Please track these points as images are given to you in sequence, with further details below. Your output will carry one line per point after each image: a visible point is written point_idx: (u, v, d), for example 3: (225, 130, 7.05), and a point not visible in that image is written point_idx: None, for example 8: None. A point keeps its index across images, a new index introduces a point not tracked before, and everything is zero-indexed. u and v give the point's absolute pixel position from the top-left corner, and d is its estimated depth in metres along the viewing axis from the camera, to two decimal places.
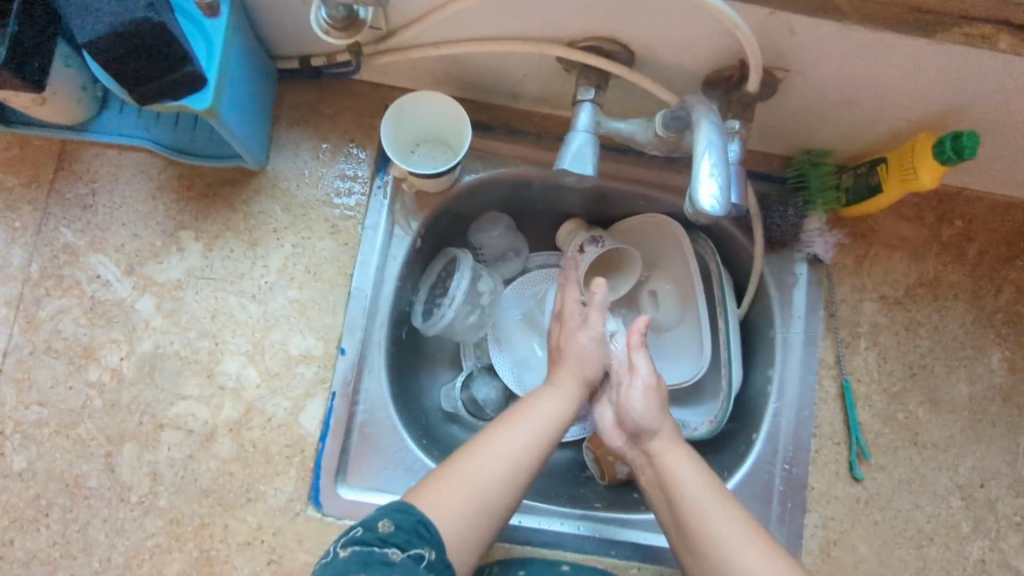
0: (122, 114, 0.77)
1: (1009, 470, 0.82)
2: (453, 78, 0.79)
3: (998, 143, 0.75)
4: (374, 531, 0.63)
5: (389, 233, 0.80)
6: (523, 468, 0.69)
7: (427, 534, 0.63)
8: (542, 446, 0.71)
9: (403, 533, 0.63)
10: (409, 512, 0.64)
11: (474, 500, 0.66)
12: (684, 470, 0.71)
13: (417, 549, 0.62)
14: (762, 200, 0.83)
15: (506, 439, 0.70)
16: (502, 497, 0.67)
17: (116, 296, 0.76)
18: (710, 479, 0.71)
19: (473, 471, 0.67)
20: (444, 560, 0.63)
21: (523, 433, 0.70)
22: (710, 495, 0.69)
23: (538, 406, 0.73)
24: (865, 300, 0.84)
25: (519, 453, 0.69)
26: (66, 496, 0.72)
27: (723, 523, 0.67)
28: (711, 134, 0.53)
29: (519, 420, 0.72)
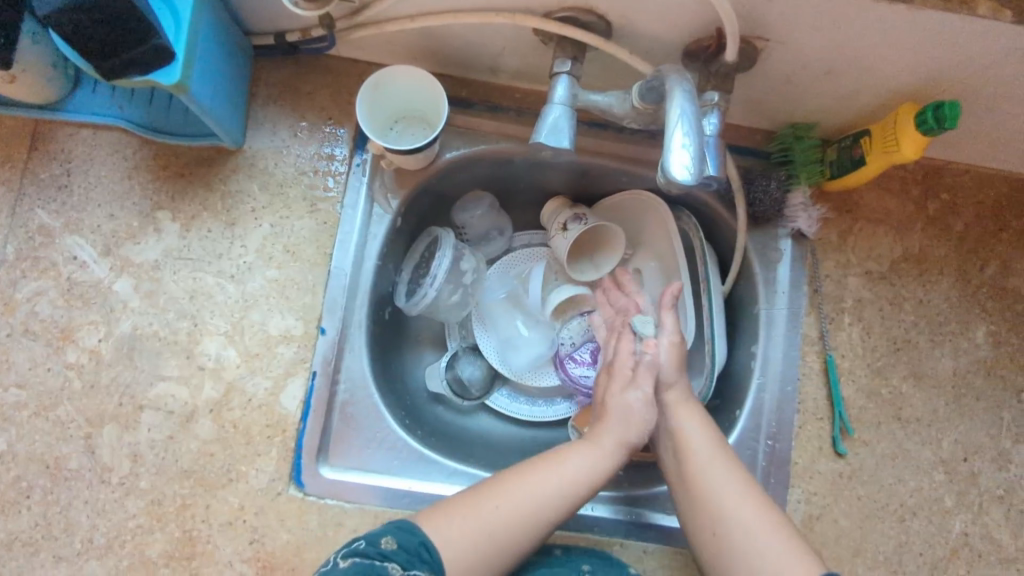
0: (95, 93, 0.77)
1: (992, 444, 0.82)
2: (431, 53, 0.78)
3: (980, 112, 0.75)
4: (377, 546, 0.64)
5: (368, 212, 0.80)
6: (545, 513, 0.68)
7: (429, 557, 0.64)
8: (573, 496, 0.69)
9: (405, 553, 0.64)
10: (414, 532, 0.65)
11: (487, 540, 0.66)
12: (693, 425, 0.72)
13: (417, 572, 0.63)
14: (745, 174, 0.82)
15: (532, 484, 0.68)
16: (518, 538, 0.67)
17: (93, 277, 0.75)
18: (717, 437, 0.72)
19: (491, 513, 0.67)
20: None
21: (551, 477, 0.69)
22: (714, 452, 0.70)
23: (569, 458, 0.70)
24: (850, 275, 0.83)
25: (544, 497, 0.68)
26: (46, 478, 0.72)
27: (725, 478, 0.68)
28: (684, 103, 0.52)
29: (547, 467, 0.69)
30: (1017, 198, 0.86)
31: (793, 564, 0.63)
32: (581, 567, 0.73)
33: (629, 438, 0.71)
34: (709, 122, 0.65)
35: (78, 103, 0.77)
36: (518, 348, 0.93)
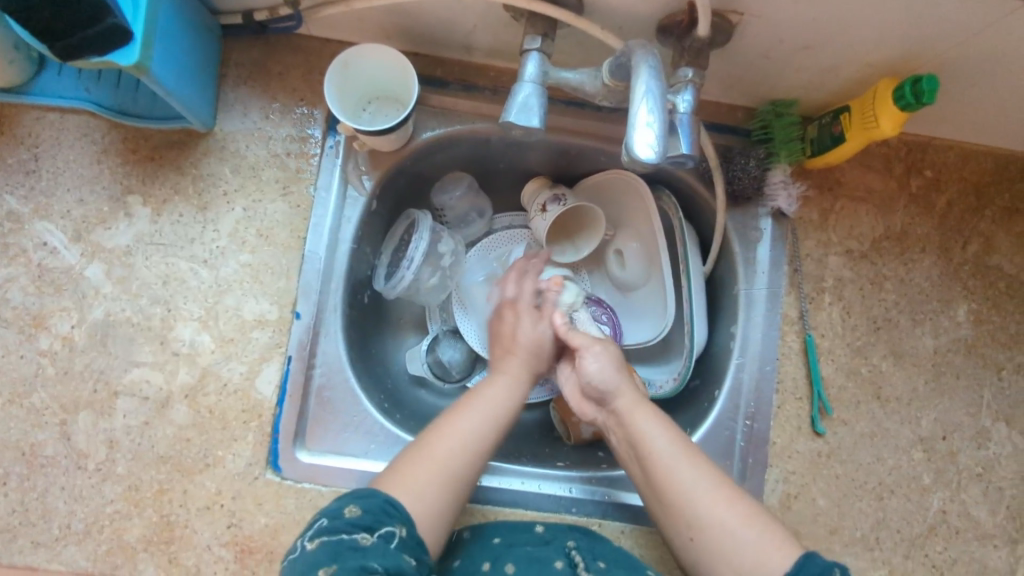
0: (61, 75, 0.75)
1: (971, 422, 0.82)
2: (403, 31, 0.77)
3: (961, 86, 0.74)
4: (342, 517, 0.61)
5: (343, 195, 0.79)
6: (486, 445, 0.69)
7: (398, 512, 0.61)
8: (502, 422, 0.71)
9: (373, 514, 0.61)
10: (376, 494, 0.62)
11: (446, 478, 0.65)
12: (651, 426, 0.70)
13: (388, 528, 0.60)
14: (724, 153, 0.81)
15: (466, 421, 0.69)
16: (471, 473, 0.67)
17: (64, 263, 0.75)
18: (677, 433, 0.70)
19: (442, 451, 0.66)
20: (415, 535, 0.61)
21: (483, 412, 0.70)
22: (677, 454, 0.68)
23: (487, 393, 0.72)
24: (830, 255, 0.83)
25: (480, 427, 0.69)
26: (22, 465, 0.72)
27: (691, 476, 0.66)
28: (649, 81, 0.51)
29: (474, 403, 0.71)
30: (1000, 174, 0.85)
31: (772, 555, 0.61)
32: (567, 544, 0.72)
33: (535, 363, 0.76)
34: (683, 99, 0.64)
35: (44, 85, 0.75)
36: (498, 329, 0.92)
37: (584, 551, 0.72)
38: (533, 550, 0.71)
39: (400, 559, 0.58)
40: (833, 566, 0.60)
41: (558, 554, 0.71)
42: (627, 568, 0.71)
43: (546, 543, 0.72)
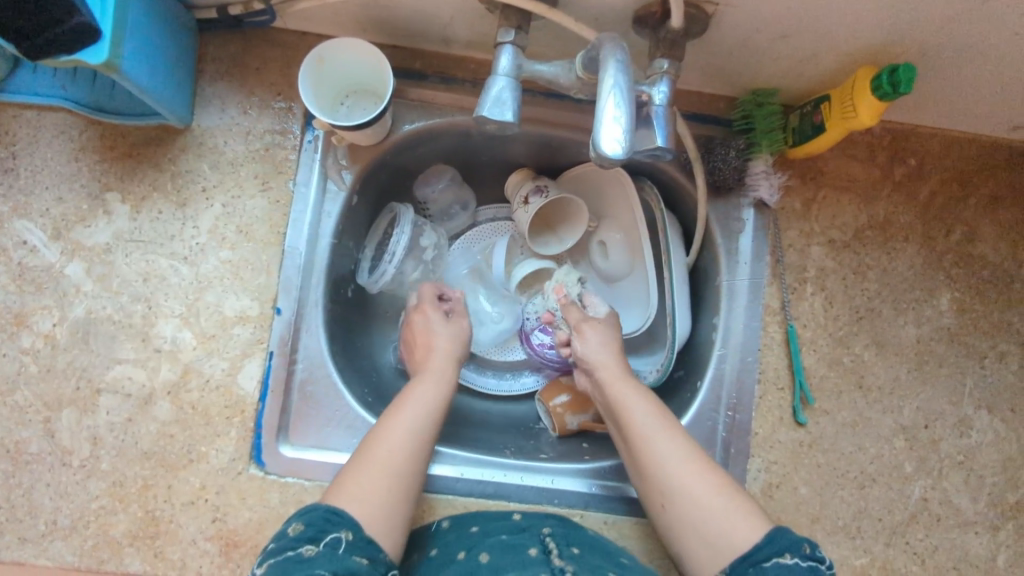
0: (36, 72, 0.75)
1: (953, 410, 0.82)
2: (380, 24, 0.76)
3: (942, 74, 0.73)
4: (287, 537, 0.60)
5: (322, 189, 0.79)
6: (423, 443, 0.70)
7: (339, 519, 0.61)
8: (436, 421, 0.72)
9: (316, 526, 0.61)
10: (316, 508, 0.62)
11: (392, 478, 0.66)
12: (634, 397, 0.72)
13: (334, 535, 0.60)
14: (705, 143, 0.81)
15: (400, 422, 0.70)
16: (417, 475, 0.68)
17: (44, 262, 0.75)
18: (657, 405, 0.72)
19: (382, 454, 0.67)
20: (363, 536, 0.61)
21: (416, 412, 0.71)
22: (656, 423, 0.70)
23: (415, 394, 0.73)
24: (813, 245, 0.82)
25: (416, 426, 0.70)
26: (8, 462, 0.72)
27: (666, 446, 0.68)
28: (617, 74, 0.53)
29: (408, 405, 0.72)
30: (983, 161, 0.85)
31: (740, 526, 0.62)
32: (543, 531, 0.70)
33: (452, 362, 0.79)
34: (658, 91, 0.64)
35: (19, 83, 0.75)
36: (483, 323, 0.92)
37: (558, 537, 0.69)
38: (507, 536, 0.69)
39: (349, 561, 0.58)
40: (803, 541, 0.60)
41: (532, 539, 0.68)
42: (602, 555, 0.68)
43: (522, 530, 0.71)
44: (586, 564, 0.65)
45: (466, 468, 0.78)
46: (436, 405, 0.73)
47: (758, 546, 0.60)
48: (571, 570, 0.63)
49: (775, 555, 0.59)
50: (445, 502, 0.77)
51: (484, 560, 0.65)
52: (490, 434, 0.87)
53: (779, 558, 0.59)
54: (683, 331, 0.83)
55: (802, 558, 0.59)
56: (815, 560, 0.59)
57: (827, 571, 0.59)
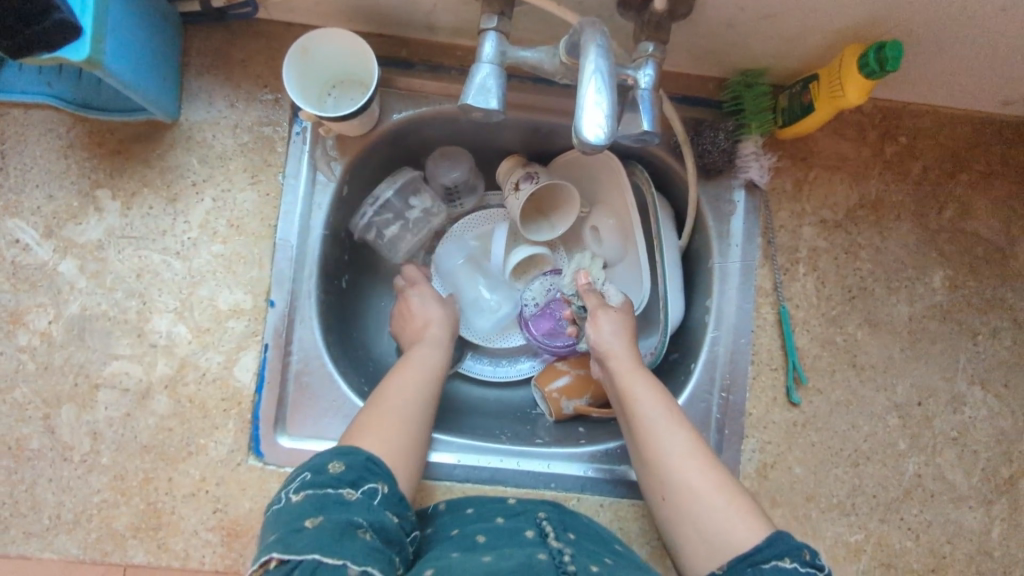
0: (20, 71, 0.74)
1: (947, 386, 0.83)
2: (363, 13, 0.76)
3: (930, 50, 0.72)
4: (326, 472, 0.61)
5: (312, 181, 0.79)
6: (429, 395, 0.74)
7: (377, 470, 0.63)
8: (437, 380, 0.76)
9: (356, 471, 0.62)
10: (356, 452, 0.64)
11: (404, 424, 0.70)
12: (645, 390, 0.71)
13: (371, 485, 0.62)
14: (694, 125, 0.81)
15: (408, 376, 0.74)
16: (424, 418, 0.72)
17: (38, 260, 0.75)
18: (667, 400, 0.71)
19: (395, 401, 0.71)
20: (397, 492, 0.63)
21: (418, 369, 0.76)
22: (662, 415, 0.69)
23: (415, 358, 0.77)
24: (804, 225, 0.82)
25: (423, 380, 0.74)
26: (9, 458, 0.73)
27: (674, 442, 0.67)
28: (597, 61, 0.53)
29: (412, 364, 0.76)
30: (976, 138, 0.84)
31: (742, 530, 0.62)
32: (538, 514, 0.70)
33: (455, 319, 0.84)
34: (644, 75, 0.63)
35: (6, 81, 0.75)
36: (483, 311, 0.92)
37: (555, 521, 0.69)
38: (502, 520, 0.69)
39: (383, 514, 0.60)
40: (804, 548, 0.60)
41: (528, 522, 0.69)
42: (598, 542, 0.68)
43: (517, 513, 0.71)
44: (583, 549, 0.65)
45: (463, 454, 0.79)
46: (435, 367, 0.77)
47: (757, 549, 0.60)
48: (569, 553, 0.62)
49: (774, 558, 0.59)
50: (442, 487, 0.78)
51: (481, 540, 0.65)
52: (487, 420, 0.88)
53: (779, 561, 0.59)
54: (676, 314, 0.83)
55: (802, 564, 0.59)
56: (815, 567, 0.59)
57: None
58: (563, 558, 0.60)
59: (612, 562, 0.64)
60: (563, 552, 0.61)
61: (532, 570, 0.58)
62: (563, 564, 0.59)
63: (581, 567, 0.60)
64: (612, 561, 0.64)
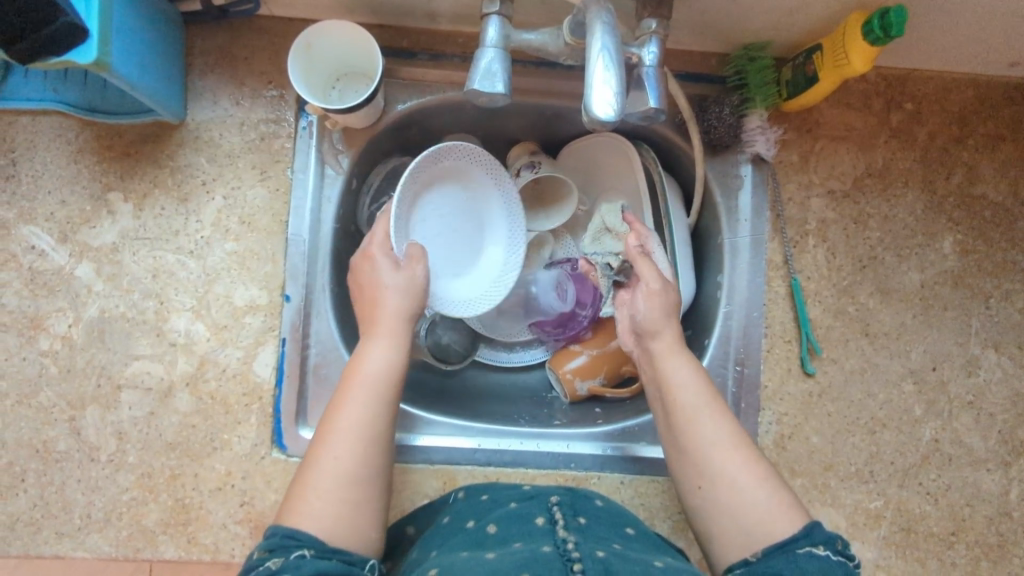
0: (28, 78, 0.75)
1: (961, 351, 0.83)
2: (364, 5, 0.76)
3: (934, 14, 0.72)
4: (252, 560, 0.57)
5: (320, 175, 0.79)
6: (375, 425, 0.64)
7: (299, 539, 0.57)
8: (386, 406, 0.65)
9: (278, 549, 0.57)
10: (275, 532, 0.58)
11: (349, 491, 0.61)
12: (686, 374, 0.70)
13: (296, 551, 0.56)
14: (699, 102, 0.81)
15: (349, 413, 0.64)
16: (377, 446, 0.64)
17: (55, 265, 0.76)
18: (707, 385, 0.69)
19: (329, 465, 0.62)
20: (326, 548, 0.57)
21: (360, 401, 0.64)
22: (704, 402, 0.68)
23: (361, 375, 0.66)
24: (813, 197, 0.82)
25: (359, 425, 0.63)
26: (38, 461, 0.74)
27: (711, 426, 0.66)
28: (604, 38, 0.53)
29: (352, 397, 0.65)
30: (981, 101, 0.84)
31: (778, 517, 0.62)
32: (550, 500, 0.69)
33: (410, 312, 0.70)
34: (648, 52, 0.64)
35: (12, 88, 0.75)
36: (463, 277, 0.84)
37: (566, 507, 0.68)
38: (515, 505, 0.69)
39: (318, 563, 0.55)
40: (837, 537, 0.61)
41: (539, 509, 0.67)
42: (607, 526, 0.67)
43: (529, 497, 0.70)
44: (591, 535, 0.63)
45: (482, 439, 0.80)
46: (389, 382, 0.66)
47: (793, 537, 0.60)
48: (573, 541, 0.61)
49: (809, 545, 0.59)
50: (464, 472, 0.79)
51: (492, 531, 0.65)
52: (502, 406, 0.88)
53: (813, 547, 0.59)
54: (688, 292, 0.83)
55: (835, 551, 0.59)
56: (846, 556, 0.60)
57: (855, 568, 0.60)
58: (567, 547, 0.59)
59: (621, 547, 0.63)
60: (567, 540, 0.60)
61: (537, 563, 0.57)
62: (568, 553, 0.58)
63: (586, 553, 0.58)
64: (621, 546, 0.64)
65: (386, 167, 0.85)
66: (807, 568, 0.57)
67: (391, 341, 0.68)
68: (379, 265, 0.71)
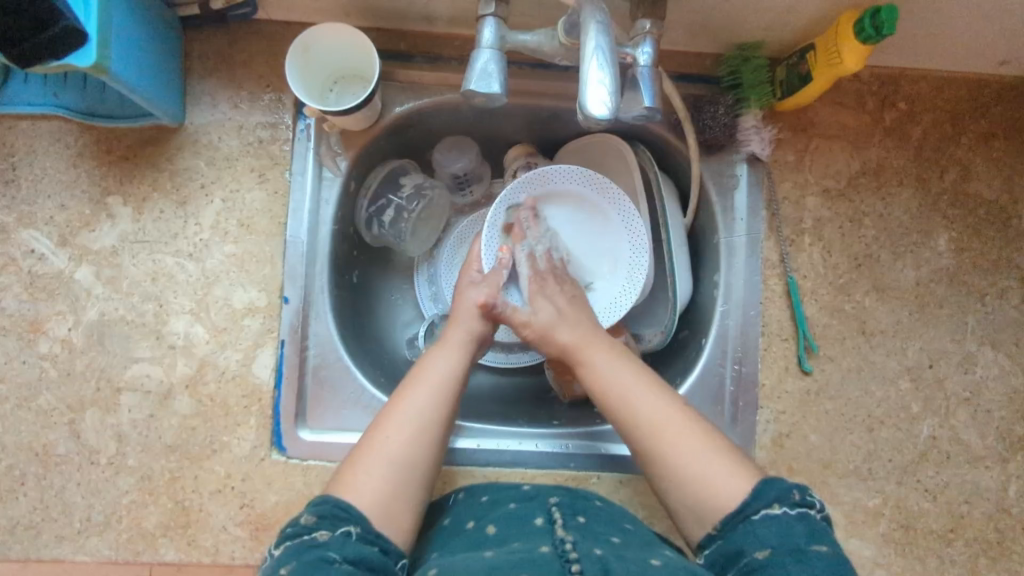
0: (27, 82, 0.75)
1: (957, 348, 0.83)
2: (361, 8, 0.77)
3: (924, 14, 0.73)
4: (299, 524, 0.61)
5: (318, 178, 0.79)
6: (438, 416, 0.69)
7: (350, 511, 0.61)
8: (449, 400, 0.70)
9: (327, 520, 0.61)
10: (325, 500, 0.63)
11: (397, 473, 0.65)
12: (614, 362, 0.71)
13: (344, 527, 0.60)
14: (694, 102, 0.81)
15: (412, 404, 0.68)
16: (437, 436, 0.68)
17: (54, 269, 0.76)
18: (638, 368, 0.70)
19: (382, 446, 0.66)
20: (372, 530, 0.61)
21: (424, 390, 0.69)
22: (637, 384, 0.69)
23: (428, 370, 0.71)
24: (808, 196, 0.83)
25: (423, 414, 0.68)
26: (37, 465, 0.74)
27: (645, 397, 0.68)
28: (598, 37, 0.54)
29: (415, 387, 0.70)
30: (973, 100, 0.85)
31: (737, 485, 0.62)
32: (549, 501, 0.69)
33: (475, 327, 0.75)
34: (643, 52, 0.64)
35: (13, 93, 0.76)
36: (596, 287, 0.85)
37: (564, 507, 0.68)
38: (514, 506, 0.69)
39: (360, 547, 0.59)
40: (793, 489, 0.61)
41: (539, 509, 0.68)
42: (607, 523, 0.68)
43: (529, 498, 0.70)
44: (590, 533, 0.64)
45: (481, 439, 0.80)
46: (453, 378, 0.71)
47: (747, 502, 0.61)
48: (571, 541, 0.61)
49: (763, 507, 0.60)
50: (463, 472, 0.79)
51: (491, 531, 0.66)
52: (501, 407, 0.89)
53: (768, 509, 0.60)
54: (685, 292, 0.83)
55: (791, 506, 0.60)
56: (805, 506, 0.60)
57: (817, 514, 0.60)
58: (565, 547, 0.59)
59: (620, 543, 0.64)
60: (565, 540, 0.60)
61: (534, 565, 0.57)
62: (566, 554, 0.58)
63: (584, 554, 0.59)
64: (619, 541, 0.65)
65: (384, 168, 0.86)
66: (765, 537, 0.58)
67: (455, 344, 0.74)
68: (468, 279, 0.79)
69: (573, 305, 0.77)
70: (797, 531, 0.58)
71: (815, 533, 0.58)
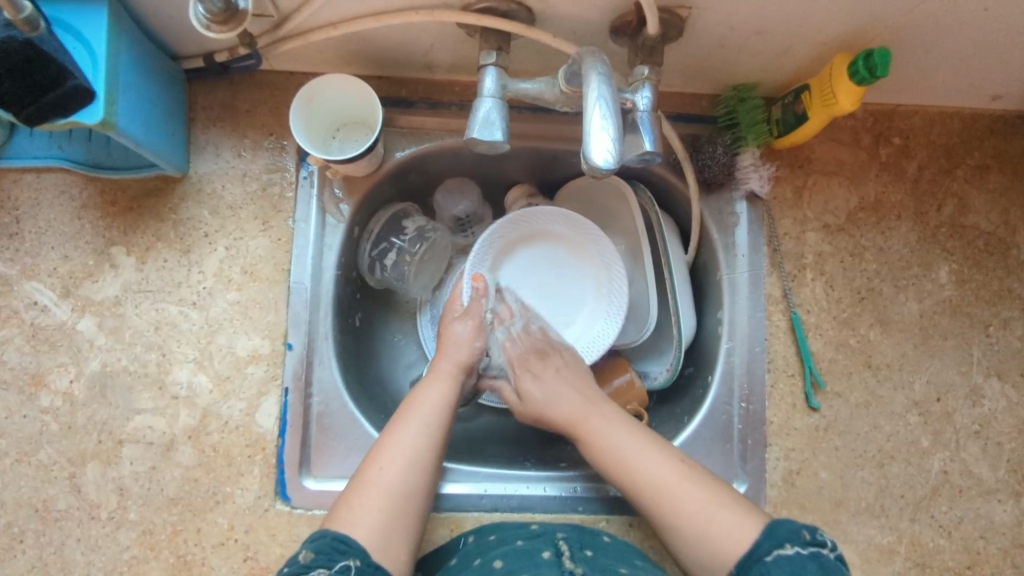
0: (33, 137, 0.76)
1: (964, 380, 0.83)
2: (362, 57, 0.78)
3: (914, 53, 0.75)
4: (297, 563, 0.60)
5: (322, 223, 0.80)
6: (428, 447, 0.69)
7: (349, 545, 0.61)
8: (442, 427, 0.71)
9: (325, 555, 0.60)
10: (324, 535, 0.62)
11: (390, 508, 0.65)
12: (641, 445, 0.69)
13: (341, 561, 0.60)
14: (692, 142, 0.83)
15: (401, 435, 0.69)
16: (432, 467, 0.68)
17: (56, 321, 0.76)
18: (669, 454, 0.68)
19: (376, 477, 0.66)
20: (372, 562, 0.61)
21: (419, 423, 0.70)
22: (671, 473, 0.67)
23: (419, 400, 0.72)
24: (808, 231, 0.83)
25: (414, 449, 0.68)
26: (36, 521, 0.73)
27: (641, 451, 0.68)
28: (600, 87, 0.55)
29: (406, 418, 0.70)
30: (966, 134, 0.86)
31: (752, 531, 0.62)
32: (557, 536, 0.68)
33: (464, 359, 0.75)
34: (642, 97, 0.65)
35: (18, 148, 0.76)
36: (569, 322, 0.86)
37: (572, 540, 0.67)
38: (522, 542, 0.68)
39: None
40: (802, 528, 0.61)
41: (546, 543, 0.67)
42: (615, 557, 0.67)
43: (535, 536, 0.69)
44: (598, 566, 0.63)
45: (489, 484, 0.79)
46: (443, 407, 0.72)
47: (757, 543, 0.61)
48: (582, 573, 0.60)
49: (775, 547, 0.60)
50: (471, 518, 0.77)
51: (499, 565, 0.64)
52: (507, 450, 0.88)
53: (779, 549, 0.60)
54: (689, 329, 0.83)
55: (803, 545, 0.60)
56: (817, 545, 0.60)
57: (830, 554, 0.60)
58: None
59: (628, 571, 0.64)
60: None
61: None
62: None
63: None
64: (627, 571, 0.64)
65: (387, 212, 0.86)
66: None
67: (446, 373, 0.74)
68: (451, 314, 0.79)
69: (562, 378, 0.76)
70: (808, 570, 0.58)
71: (827, 571, 0.58)
